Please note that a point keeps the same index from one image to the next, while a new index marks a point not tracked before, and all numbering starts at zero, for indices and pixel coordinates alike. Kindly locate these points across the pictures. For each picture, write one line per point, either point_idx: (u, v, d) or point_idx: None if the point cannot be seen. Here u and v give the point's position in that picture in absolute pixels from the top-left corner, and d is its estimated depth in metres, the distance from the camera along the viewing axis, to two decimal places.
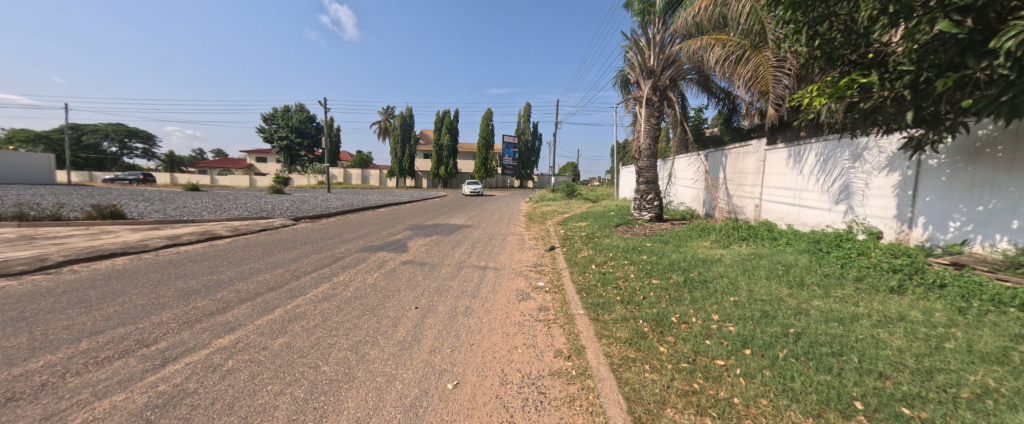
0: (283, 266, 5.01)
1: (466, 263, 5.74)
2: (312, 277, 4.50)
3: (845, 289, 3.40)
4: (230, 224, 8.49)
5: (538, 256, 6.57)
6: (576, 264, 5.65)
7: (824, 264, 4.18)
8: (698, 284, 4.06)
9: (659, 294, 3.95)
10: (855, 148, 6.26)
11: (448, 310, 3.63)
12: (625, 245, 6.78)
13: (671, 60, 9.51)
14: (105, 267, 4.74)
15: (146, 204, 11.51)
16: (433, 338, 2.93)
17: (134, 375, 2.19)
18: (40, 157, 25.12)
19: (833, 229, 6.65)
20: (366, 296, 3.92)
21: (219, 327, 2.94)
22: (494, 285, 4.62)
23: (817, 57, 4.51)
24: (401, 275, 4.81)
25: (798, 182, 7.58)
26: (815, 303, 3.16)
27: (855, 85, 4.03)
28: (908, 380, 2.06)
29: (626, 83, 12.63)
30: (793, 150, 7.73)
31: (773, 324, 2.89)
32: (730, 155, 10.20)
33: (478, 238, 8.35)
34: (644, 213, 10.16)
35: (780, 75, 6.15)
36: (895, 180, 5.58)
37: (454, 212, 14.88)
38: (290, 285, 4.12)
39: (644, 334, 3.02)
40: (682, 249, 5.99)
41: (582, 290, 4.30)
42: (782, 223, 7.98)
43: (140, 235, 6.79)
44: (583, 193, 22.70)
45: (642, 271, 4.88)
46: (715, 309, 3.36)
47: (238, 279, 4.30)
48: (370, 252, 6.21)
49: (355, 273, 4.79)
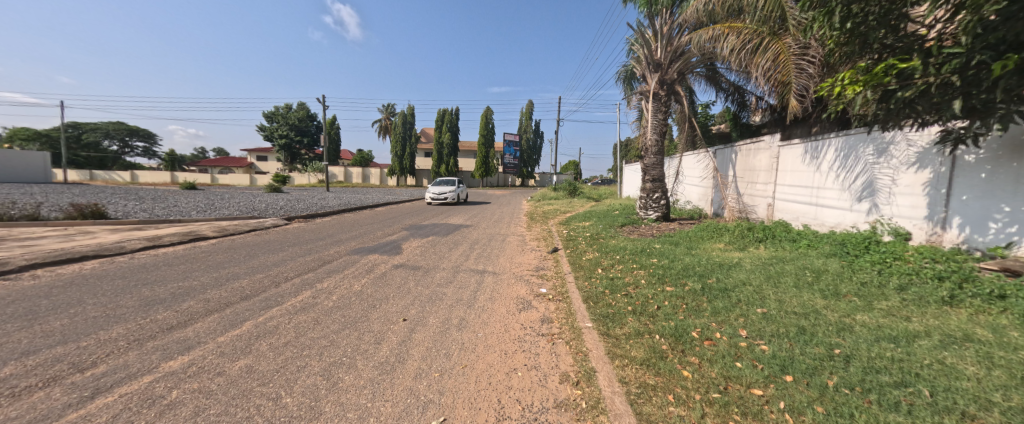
0: (265, 270, 4.64)
1: (462, 267, 5.34)
2: (293, 283, 4.12)
3: (889, 301, 2.99)
4: (218, 225, 8.12)
5: (540, 259, 6.15)
6: (581, 268, 5.25)
7: (859, 271, 3.76)
8: (718, 292, 3.65)
9: (675, 304, 3.55)
10: (880, 143, 5.86)
11: (439, 322, 3.23)
12: (632, 247, 6.37)
13: (679, 52, 9.12)
14: (70, 272, 4.37)
15: (135, 203, 11.16)
16: (419, 359, 2.54)
17: (52, 412, 1.81)
18: (37, 156, 24.96)
19: (855, 229, 6.24)
20: (350, 306, 3.52)
21: (173, 345, 2.56)
22: (492, 293, 4.22)
23: (849, 42, 4.09)
24: (391, 281, 4.42)
25: (815, 180, 7.18)
26: (858, 317, 2.75)
27: (893, 72, 3.62)
28: (1001, 422, 1.65)
29: (631, 78, 12.21)
30: (810, 145, 7.32)
31: (813, 343, 2.48)
32: (740, 152, 9.77)
33: (477, 239, 7.95)
34: (651, 212, 9.73)
35: (803, 63, 5.72)
36: (926, 177, 5.16)
37: (454, 211, 14.49)
38: (267, 293, 3.74)
39: (662, 354, 2.62)
40: (695, 252, 5.55)
41: (589, 298, 3.89)
42: (798, 223, 7.57)
43: (119, 236, 6.42)
44: (586, 192, 22.25)
45: (653, 277, 4.46)
46: (742, 322, 2.95)
47: (211, 286, 3.92)
48: (360, 254, 5.83)
49: (341, 279, 4.40)
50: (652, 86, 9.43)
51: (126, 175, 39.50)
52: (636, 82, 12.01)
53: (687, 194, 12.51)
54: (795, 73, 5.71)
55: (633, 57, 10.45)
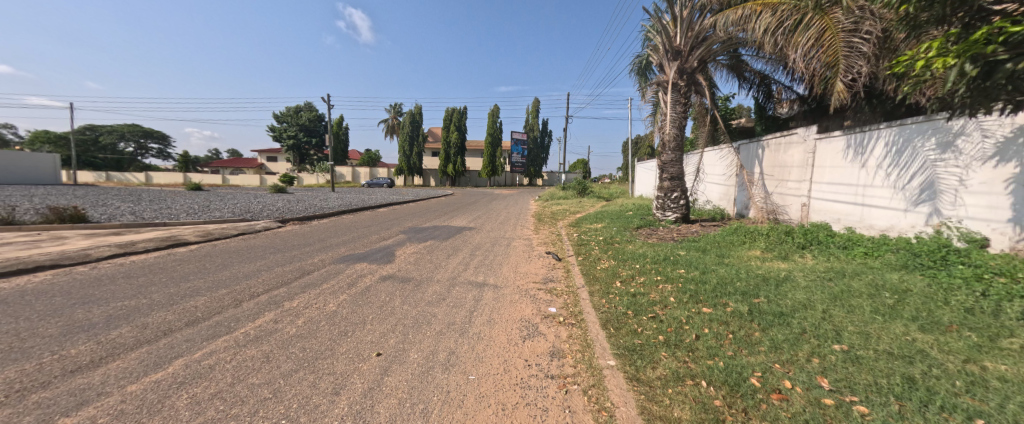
0: (232, 284, 4.02)
1: (459, 279, 4.64)
2: (257, 302, 3.49)
3: (1020, 337, 2.23)
4: (204, 229, 7.59)
5: (549, 268, 5.43)
6: (597, 281, 4.54)
7: (954, 292, 2.97)
8: (772, 317, 2.92)
9: (719, 334, 2.84)
10: (945, 134, 5.03)
11: (422, 359, 2.56)
12: (654, 254, 5.60)
13: (701, 38, 8.32)
14: (11, 286, 3.83)
15: (126, 205, 10.76)
16: (387, 421, 1.88)
17: None
18: (45, 158, 25.23)
19: (912, 234, 5.41)
20: (315, 334, 2.85)
21: (64, 400, 1.93)
22: (491, 314, 3.53)
23: (932, 5, 3.27)
24: (373, 299, 3.73)
25: (859, 177, 6.35)
26: (987, 363, 2.01)
27: (1003, 38, 2.79)
28: None
29: (644, 70, 11.41)
30: (854, 138, 6.48)
31: (937, 407, 1.74)
32: (768, 147, 8.92)
33: (479, 244, 7.27)
34: (669, 213, 8.94)
35: (856, 41, 4.83)
36: (1007, 173, 4.32)
37: (459, 212, 13.87)
38: (221, 316, 3.11)
39: (718, 416, 1.90)
40: (729, 261, 4.78)
41: (609, 323, 3.19)
42: (839, 225, 6.74)
43: (90, 242, 5.91)
44: (596, 192, 21.43)
45: (684, 295, 3.73)
46: (819, 366, 2.22)
47: (159, 306, 3.31)
48: (346, 263, 5.20)
49: (317, 295, 3.76)
50: (670, 76, 8.67)
51: (141, 177, 39.85)
52: (651, 73, 11.22)
53: (707, 193, 11.67)
54: (845, 52, 4.85)
55: (649, 46, 9.66)
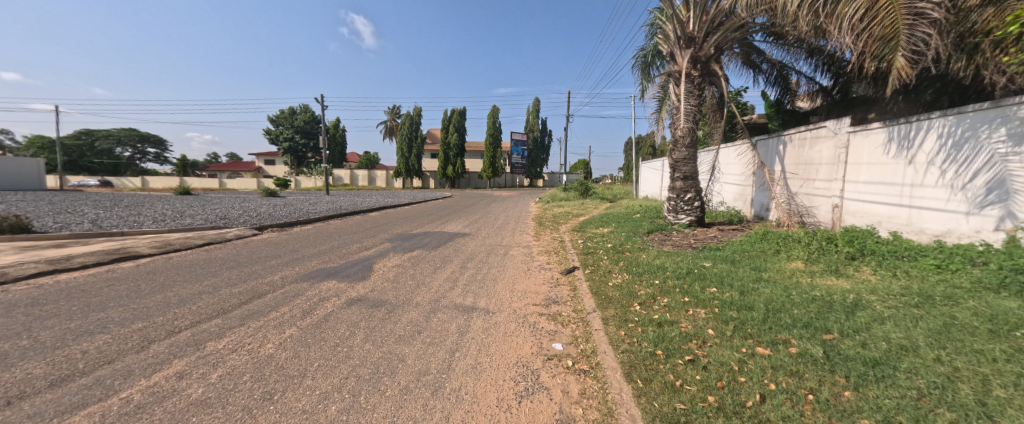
0: (155, 315, 3.22)
1: (443, 303, 3.81)
2: (171, 343, 2.66)
3: None
4: (165, 238, 6.79)
5: (551, 286, 4.60)
6: (611, 302, 3.72)
7: None
8: (866, 369, 2.10)
9: (794, 393, 2.01)
10: (1018, 124, 4.21)
11: None
12: (674, 266, 4.76)
13: (716, 22, 7.53)
14: None
15: (92, 212, 9.92)
16: None
17: None
18: (29, 162, 24.31)
19: (978, 241, 4.59)
20: (227, 400, 2.02)
21: None
22: (477, 355, 2.71)
23: None
24: (327, 336, 2.89)
25: (906, 175, 5.52)
26: None
27: None
28: None
29: (647, 65, 10.57)
30: (897, 130, 5.65)
31: None
32: (792, 142, 8.11)
33: (473, 253, 6.45)
34: (682, 216, 8.12)
35: (923, 7, 4.02)
36: None
37: (456, 216, 13.07)
38: (108, 369, 2.29)
39: None
40: (768, 276, 3.97)
41: (634, 371, 2.38)
42: (881, 229, 5.89)
43: (18, 256, 5.08)
44: (599, 192, 20.48)
45: (725, 326, 2.90)
46: None
47: (36, 352, 2.49)
48: (311, 282, 4.37)
49: (256, 331, 2.93)
50: (682, 65, 7.86)
51: (136, 181, 38.91)
52: (656, 67, 10.44)
53: (722, 193, 10.91)
54: (906, 22, 4.07)
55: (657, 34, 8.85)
